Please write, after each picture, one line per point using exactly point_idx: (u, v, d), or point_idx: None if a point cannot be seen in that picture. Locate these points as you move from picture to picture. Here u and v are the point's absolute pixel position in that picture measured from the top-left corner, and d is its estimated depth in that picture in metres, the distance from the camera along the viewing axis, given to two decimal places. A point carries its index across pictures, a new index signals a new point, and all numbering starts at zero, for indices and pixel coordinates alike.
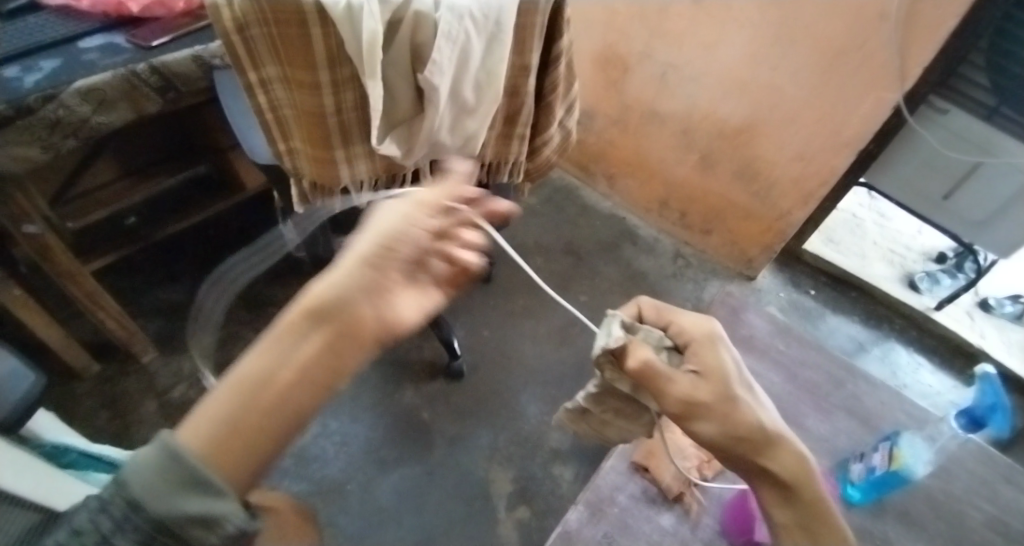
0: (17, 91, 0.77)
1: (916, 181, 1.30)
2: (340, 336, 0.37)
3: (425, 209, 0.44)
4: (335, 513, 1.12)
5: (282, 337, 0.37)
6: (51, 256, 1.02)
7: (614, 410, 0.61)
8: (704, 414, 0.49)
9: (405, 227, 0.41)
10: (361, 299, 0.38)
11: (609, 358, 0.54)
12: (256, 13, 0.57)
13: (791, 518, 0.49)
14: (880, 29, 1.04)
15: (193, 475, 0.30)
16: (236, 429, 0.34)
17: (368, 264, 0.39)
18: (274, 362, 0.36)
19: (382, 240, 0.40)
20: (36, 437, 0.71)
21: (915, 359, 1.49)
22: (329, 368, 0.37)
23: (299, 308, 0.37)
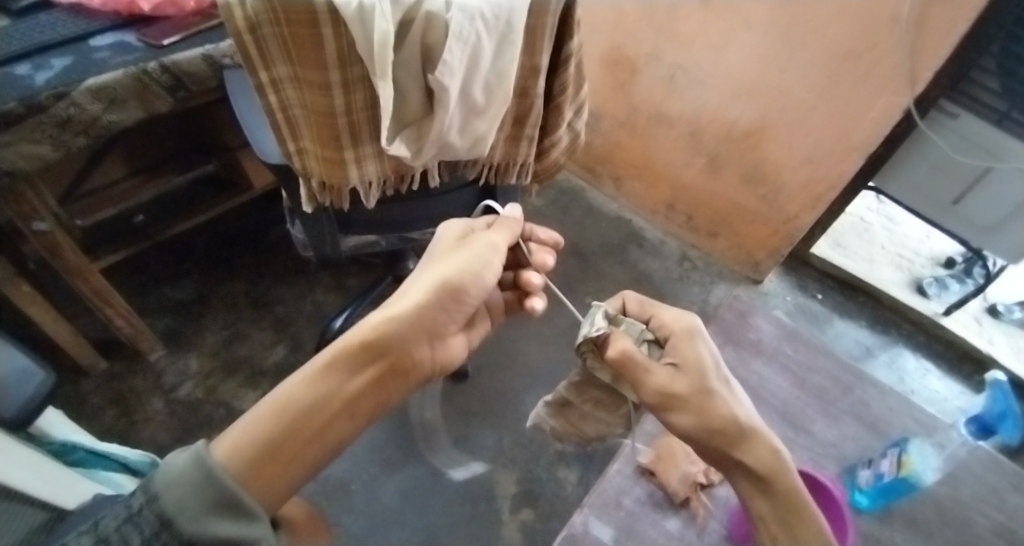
0: (29, 89, 0.78)
1: (925, 185, 1.29)
2: (387, 368, 0.51)
3: (484, 258, 0.57)
4: (340, 512, 1.12)
5: (342, 360, 0.48)
6: (60, 253, 1.02)
7: (594, 400, 0.60)
8: (679, 406, 0.50)
9: (466, 279, 0.56)
10: (410, 339, 0.53)
11: (591, 348, 0.53)
12: (267, 13, 0.57)
13: (769, 512, 0.47)
14: (892, 32, 1.04)
15: (227, 498, 0.34)
16: (274, 450, 0.41)
17: (427, 307, 0.54)
18: (329, 384, 0.46)
19: (442, 288, 0.55)
20: (45, 433, 0.72)
21: (923, 365, 1.48)
22: (376, 392, 0.50)
23: (360, 339, 0.50)
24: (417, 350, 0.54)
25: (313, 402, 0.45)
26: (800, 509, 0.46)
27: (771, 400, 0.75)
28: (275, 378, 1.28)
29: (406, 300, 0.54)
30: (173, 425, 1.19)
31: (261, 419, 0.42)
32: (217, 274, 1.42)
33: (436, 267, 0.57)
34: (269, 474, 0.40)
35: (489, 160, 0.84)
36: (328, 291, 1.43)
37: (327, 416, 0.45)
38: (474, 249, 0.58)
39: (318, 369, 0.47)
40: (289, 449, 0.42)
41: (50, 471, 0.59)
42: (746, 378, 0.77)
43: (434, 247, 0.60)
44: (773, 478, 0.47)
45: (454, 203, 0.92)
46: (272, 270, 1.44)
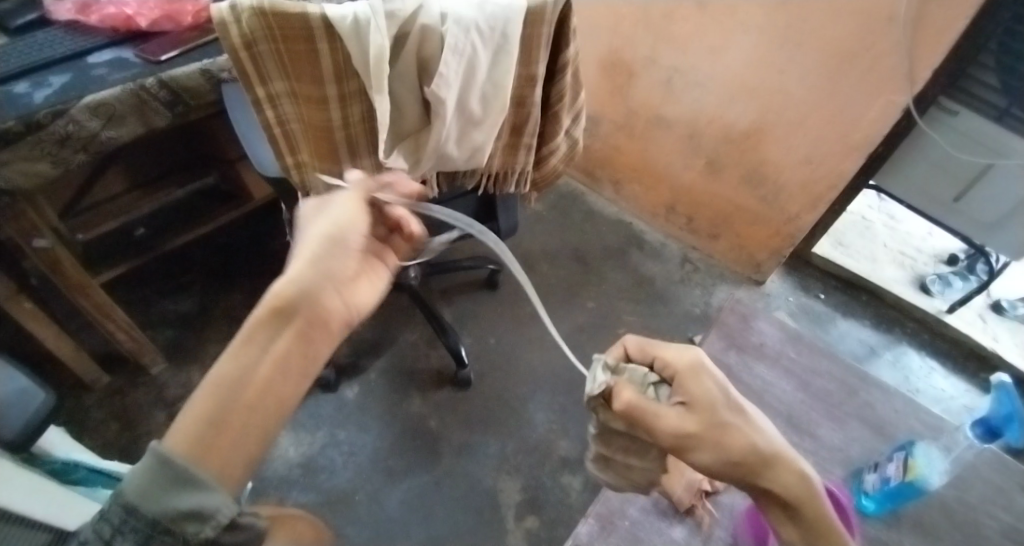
0: (27, 106, 0.78)
1: (926, 183, 1.29)
2: (307, 325, 0.43)
3: (354, 208, 0.51)
4: (344, 523, 1.12)
5: (252, 334, 0.41)
6: (61, 269, 1.02)
7: (625, 449, 0.53)
8: (698, 444, 0.48)
9: (342, 225, 0.49)
10: (319, 290, 0.46)
11: (600, 402, 0.51)
12: (264, 29, 0.57)
13: (795, 532, 0.47)
14: (888, 31, 1.04)
15: (182, 473, 0.29)
16: (220, 424, 0.35)
17: (317, 261, 0.47)
18: (250, 358, 0.39)
19: (325, 239, 0.48)
20: (47, 453, 0.73)
21: (927, 363, 1.47)
22: (302, 353, 0.42)
23: (266, 307, 0.42)
24: (328, 302, 0.46)
25: (241, 373, 0.38)
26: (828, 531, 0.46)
27: (776, 405, 0.74)
28: None
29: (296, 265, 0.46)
30: None
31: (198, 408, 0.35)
32: (218, 286, 1.42)
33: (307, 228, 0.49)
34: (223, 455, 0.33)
35: (487, 169, 0.84)
36: None
37: (258, 387, 0.38)
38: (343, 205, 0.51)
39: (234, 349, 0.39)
40: (234, 426, 0.35)
41: (46, 497, 0.57)
42: (749, 383, 0.76)
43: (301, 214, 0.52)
44: (803, 503, 0.46)
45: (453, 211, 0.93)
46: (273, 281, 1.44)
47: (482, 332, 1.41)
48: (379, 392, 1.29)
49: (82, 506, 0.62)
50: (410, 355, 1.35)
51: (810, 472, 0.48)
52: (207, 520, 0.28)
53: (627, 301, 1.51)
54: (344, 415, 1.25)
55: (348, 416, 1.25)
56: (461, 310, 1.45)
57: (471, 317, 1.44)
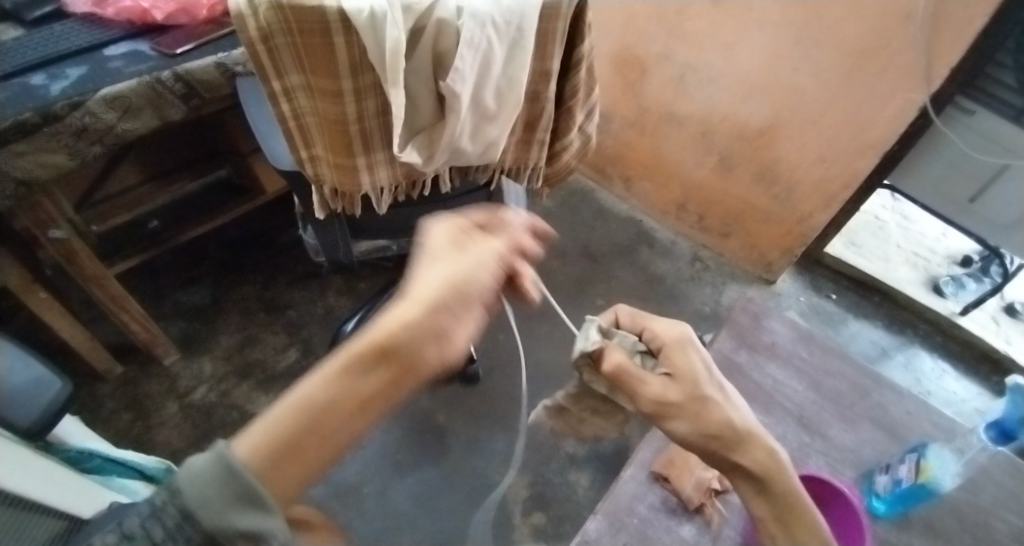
0: (44, 98, 0.79)
1: (942, 184, 1.27)
2: (399, 376, 0.41)
3: (487, 259, 0.48)
4: (352, 516, 1.13)
5: (350, 366, 0.39)
6: (76, 260, 1.04)
7: (593, 405, 0.63)
8: (674, 413, 0.49)
9: (470, 274, 0.46)
10: (425, 342, 0.42)
11: (588, 360, 0.55)
12: (281, 23, 0.58)
13: (769, 513, 0.47)
14: (905, 28, 1.02)
15: (247, 492, 0.30)
16: (293, 448, 0.36)
17: (434, 309, 0.43)
18: (341, 388, 0.38)
19: (450, 287, 0.44)
20: (62, 441, 0.74)
21: (940, 366, 1.46)
22: (386, 402, 0.40)
23: (369, 342, 0.40)
24: (432, 358, 0.42)
25: (328, 402, 0.38)
26: (800, 511, 0.46)
27: (787, 405, 0.74)
28: (286, 383, 1.28)
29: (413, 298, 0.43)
30: (188, 429, 1.20)
31: (277, 417, 0.37)
32: (230, 278, 1.44)
33: (444, 259, 0.47)
34: (285, 476, 0.36)
35: (500, 165, 0.84)
36: (339, 294, 1.44)
37: (342, 419, 0.38)
38: (479, 255, 0.48)
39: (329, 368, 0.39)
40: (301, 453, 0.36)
41: (59, 484, 0.58)
42: (761, 382, 0.76)
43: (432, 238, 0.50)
44: (776, 478, 0.47)
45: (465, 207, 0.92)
46: (284, 274, 1.45)
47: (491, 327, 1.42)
48: None
49: (96, 494, 0.63)
50: None
51: (780, 450, 0.48)
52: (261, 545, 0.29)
53: (636, 299, 1.50)
54: None
55: None
56: None
57: None
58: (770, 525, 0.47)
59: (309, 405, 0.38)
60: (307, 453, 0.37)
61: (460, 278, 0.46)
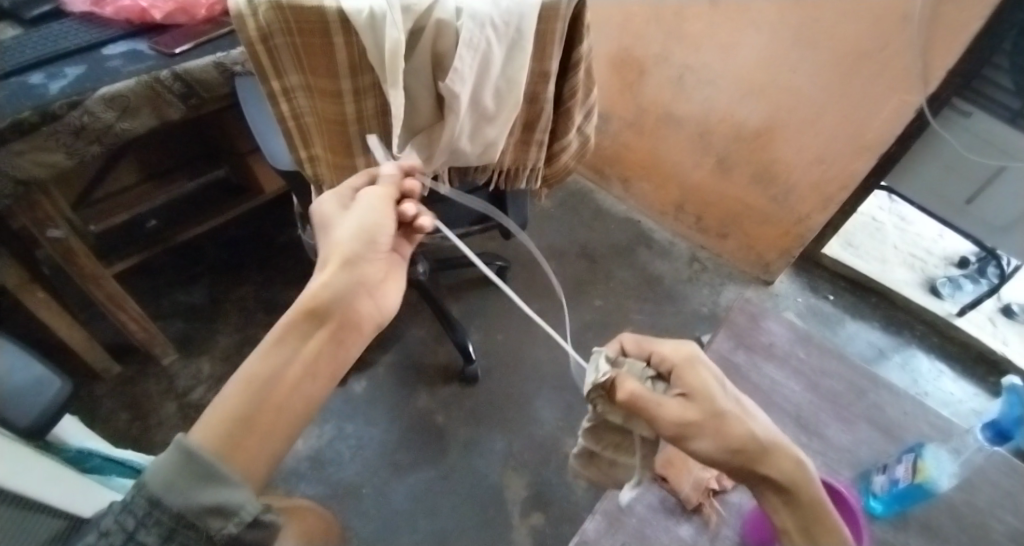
0: (43, 97, 0.78)
1: (939, 185, 1.28)
2: (335, 326, 0.52)
3: (372, 207, 0.58)
4: (350, 516, 1.12)
5: (290, 333, 0.50)
6: (75, 259, 1.04)
7: (615, 443, 0.58)
8: (697, 434, 0.49)
9: (371, 226, 0.57)
10: (349, 294, 0.54)
11: (601, 393, 0.53)
12: (280, 23, 0.58)
13: (794, 522, 0.49)
14: (903, 30, 1.03)
15: (209, 470, 0.35)
16: (252, 423, 0.42)
17: (344, 268, 0.54)
18: (279, 356, 0.47)
19: (353, 245, 0.55)
20: (62, 441, 0.74)
21: (936, 366, 1.46)
22: (332, 349, 0.52)
23: (299, 310, 0.51)
24: (357, 305, 0.55)
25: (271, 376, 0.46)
26: (824, 518, 0.48)
27: (785, 405, 0.74)
28: None
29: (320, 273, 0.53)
30: (186, 429, 1.20)
31: (227, 402, 0.43)
32: (228, 278, 1.43)
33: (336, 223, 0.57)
34: (246, 451, 0.41)
35: (499, 165, 0.84)
36: None
37: (290, 386, 0.46)
38: (366, 209, 0.58)
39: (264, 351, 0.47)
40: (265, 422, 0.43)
41: (61, 483, 0.58)
42: (758, 382, 0.76)
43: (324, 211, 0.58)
44: (800, 488, 0.48)
45: (464, 208, 0.92)
46: (282, 274, 1.45)
47: (489, 327, 1.42)
48: (385, 386, 1.30)
49: (97, 494, 0.63)
50: (417, 349, 1.36)
51: (802, 460, 0.50)
52: (228, 515, 0.34)
53: (635, 299, 1.51)
54: (350, 408, 1.26)
55: (354, 410, 1.26)
56: (469, 306, 1.45)
57: (479, 313, 1.44)
58: (794, 535, 0.49)
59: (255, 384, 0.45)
60: (266, 422, 0.43)
61: (354, 234, 0.56)
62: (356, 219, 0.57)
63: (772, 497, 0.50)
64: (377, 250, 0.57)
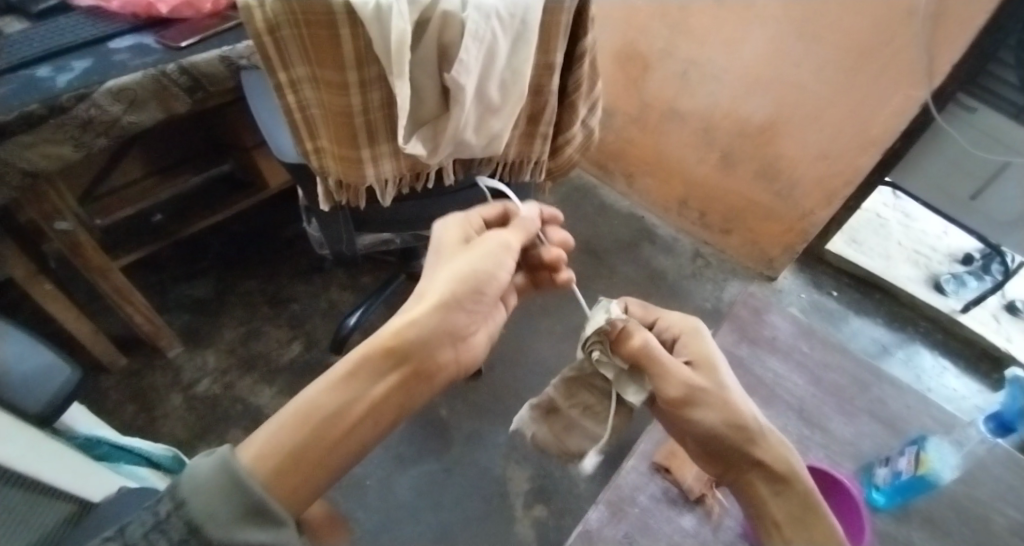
0: (51, 90, 0.79)
1: (943, 181, 1.27)
2: (412, 375, 0.48)
3: (488, 258, 0.57)
4: (355, 507, 1.13)
5: (364, 371, 0.46)
6: (82, 252, 1.05)
7: (585, 405, 0.58)
8: (702, 401, 0.53)
9: (479, 277, 0.55)
10: (436, 341, 0.50)
11: (606, 337, 0.57)
12: (287, 14, 0.58)
13: (782, 511, 0.49)
14: (908, 25, 1.02)
15: (254, 504, 0.34)
16: (300, 461, 0.40)
17: (446, 308, 0.52)
18: (351, 390, 0.44)
19: (454, 291, 0.53)
20: (69, 428, 0.74)
21: (940, 362, 1.46)
22: (398, 402, 0.47)
23: (382, 348, 0.47)
24: (440, 355, 0.51)
25: (329, 406, 0.43)
26: (815, 507, 0.48)
27: (788, 398, 0.74)
28: (290, 375, 1.29)
29: (418, 307, 0.51)
30: (192, 421, 1.21)
31: (282, 418, 0.42)
32: (233, 272, 1.44)
33: (448, 265, 0.56)
34: (292, 481, 0.39)
35: (503, 158, 0.84)
36: (342, 288, 1.45)
37: (343, 426, 0.43)
38: (483, 253, 0.57)
39: (336, 375, 0.45)
40: (315, 456, 0.41)
41: (68, 466, 0.60)
42: (761, 375, 0.76)
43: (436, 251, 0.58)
44: (795, 480, 0.50)
45: (469, 201, 0.93)
46: (287, 267, 1.46)
47: None
48: None
49: (107, 478, 0.65)
50: None
51: (788, 450, 0.52)
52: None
53: (638, 295, 1.51)
54: None
55: None
56: None
57: None
58: (785, 526, 0.48)
59: (310, 412, 0.42)
60: (312, 460, 0.40)
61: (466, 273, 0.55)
62: (469, 261, 0.56)
63: (762, 485, 0.51)
64: (481, 298, 0.55)
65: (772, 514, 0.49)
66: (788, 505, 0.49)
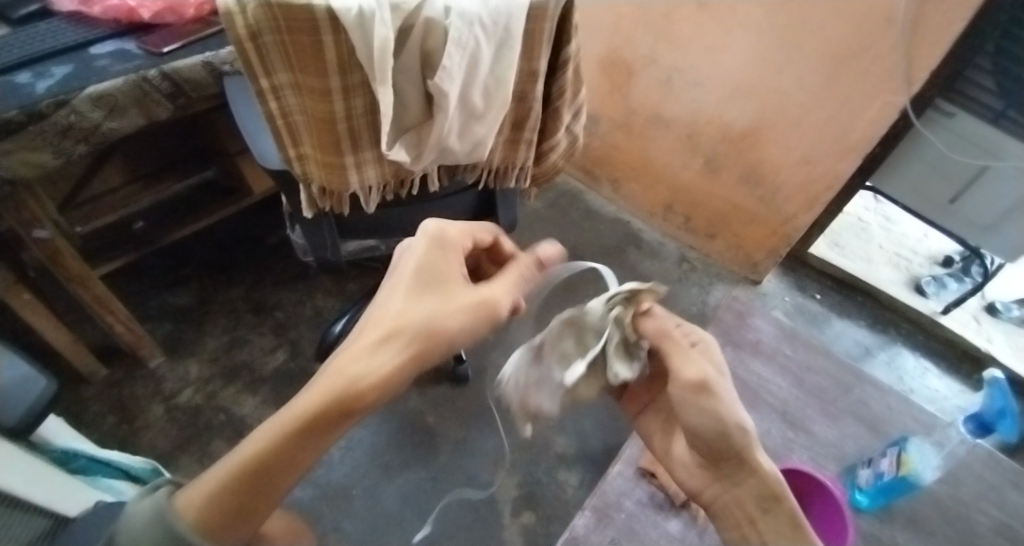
0: (30, 96, 0.78)
1: (922, 184, 1.30)
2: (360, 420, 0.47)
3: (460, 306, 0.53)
4: (341, 517, 1.12)
5: (315, 423, 0.43)
6: (61, 260, 1.02)
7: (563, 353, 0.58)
8: (714, 391, 0.53)
9: (449, 327, 0.51)
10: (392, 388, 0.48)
11: (634, 304, 0.58)
12: (268, 20, 0.58)
13: (771, 531, 0.50)
14: (886, 32, 1.04)
15: (168, 531, 0.35)
16: (237, 511, 0.39)
17: (408, 358, 0.49)
18: (306, 436, 0.43)
19: (416, 339, 0.50)
20: (46, 441, 0.73)
21: (921, 364, 1.48)
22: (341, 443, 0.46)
23: (335, 399, 0.44)
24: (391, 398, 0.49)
25: (280, 453, 0.42)
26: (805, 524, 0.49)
27: (771, 401, 0.75)
28: (275, 384, 1.28)
29: (377, 347, 0.48)
30: (174, 431, 1.19)
31: (227, 469, 0.40)
32: (217, 279, 1.43)
33: (418, 301, 0.51)
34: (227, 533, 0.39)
35: (488, 164, 0.84)
36: (328, 295, 1.44)
37: (284, 474, 0.42)
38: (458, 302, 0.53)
39: (287, 419, 0.43)
40: (252, 504, 0.40)
41: (48, 479, 0.59)
42: (746, 379, 0.77)
43: (410, 279, 0.53)
44: (781, 498, 0.51)
45: (454, 206, 0.93)
46: (272, 275, 1.45)
47: None
48: None
49: (85, 492, 0.64)
50: None
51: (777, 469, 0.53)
52: None
53: None
54: None
55: None
56: None
57: None
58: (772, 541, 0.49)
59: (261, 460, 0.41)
60: (249, 506, 0.40)
61: (454, 322, 0.52)
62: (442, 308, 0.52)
63: (751, 504, 0.51)
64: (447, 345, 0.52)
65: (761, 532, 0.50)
66: (776, 523, 0.50)
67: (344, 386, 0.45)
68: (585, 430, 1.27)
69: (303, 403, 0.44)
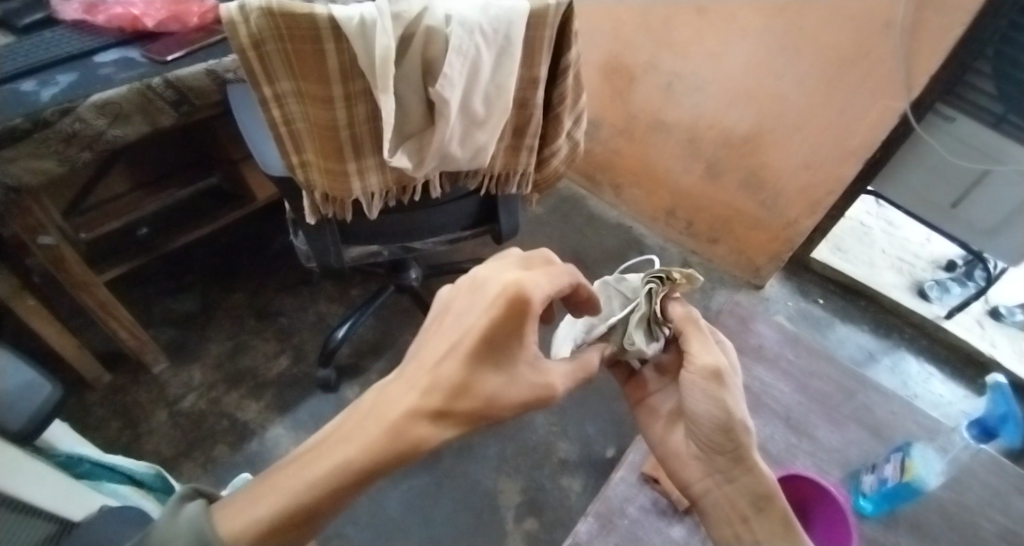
0: (35, 104, 0.78)
1: (925, 189, 1.29)
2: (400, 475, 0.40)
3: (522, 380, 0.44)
4: (344, 523, 1.12)
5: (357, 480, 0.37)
6: (65, 265, 1.03)
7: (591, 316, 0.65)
8: (726, 383, 0.53)
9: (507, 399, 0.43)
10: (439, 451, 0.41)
11: (666, 289, 0.61)
12: (271, 29, 0.58)
13: (766, 532, 0.49)
14: (886, 37, 1.05)
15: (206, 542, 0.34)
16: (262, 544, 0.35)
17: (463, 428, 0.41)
18: (343, 497, 0.37)
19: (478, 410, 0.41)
20: (51, 446, 0.73)
21: (926, 369, 1.48)
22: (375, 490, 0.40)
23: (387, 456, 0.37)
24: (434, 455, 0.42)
25: (317, 511, 0.36)
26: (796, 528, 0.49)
27: (775, 406, 0.75)
28: (278, 389, 1.28)
29: (440, 404, 0.40)
30: (177, 437, 1.19)
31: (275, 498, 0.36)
32: (220, 286, 1.43)
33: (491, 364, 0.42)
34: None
35: (489, 171, 0.85)
36: (330, 301, 1.44)
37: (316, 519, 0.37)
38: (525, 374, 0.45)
39: (331, 474, 0.36)
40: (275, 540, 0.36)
41: (53, 481, 0.59)
42: (749, 384, 0.77)
43: (486, 326, 0.41)
44: (775, 497, 0.50)
45: (455, 212, 0.93)
46: (276, 280, 1.45)
47: None
48: None
49: (90, 498, 0.64)
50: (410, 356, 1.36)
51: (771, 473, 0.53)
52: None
53: None
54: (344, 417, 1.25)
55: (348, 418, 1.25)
56: None
57: None
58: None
59: (294, 514, 0.36)
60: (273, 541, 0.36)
61: (508, 414, 0.43)
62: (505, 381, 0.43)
63: (743, 503, 0.51)
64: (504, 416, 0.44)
65: (754, 534, 0.50)
66: (769, 524, 0.49)
67: (390, 463, 0.37)
68: (588, 435, 1.27)
69: (348, 459, 0.37)
